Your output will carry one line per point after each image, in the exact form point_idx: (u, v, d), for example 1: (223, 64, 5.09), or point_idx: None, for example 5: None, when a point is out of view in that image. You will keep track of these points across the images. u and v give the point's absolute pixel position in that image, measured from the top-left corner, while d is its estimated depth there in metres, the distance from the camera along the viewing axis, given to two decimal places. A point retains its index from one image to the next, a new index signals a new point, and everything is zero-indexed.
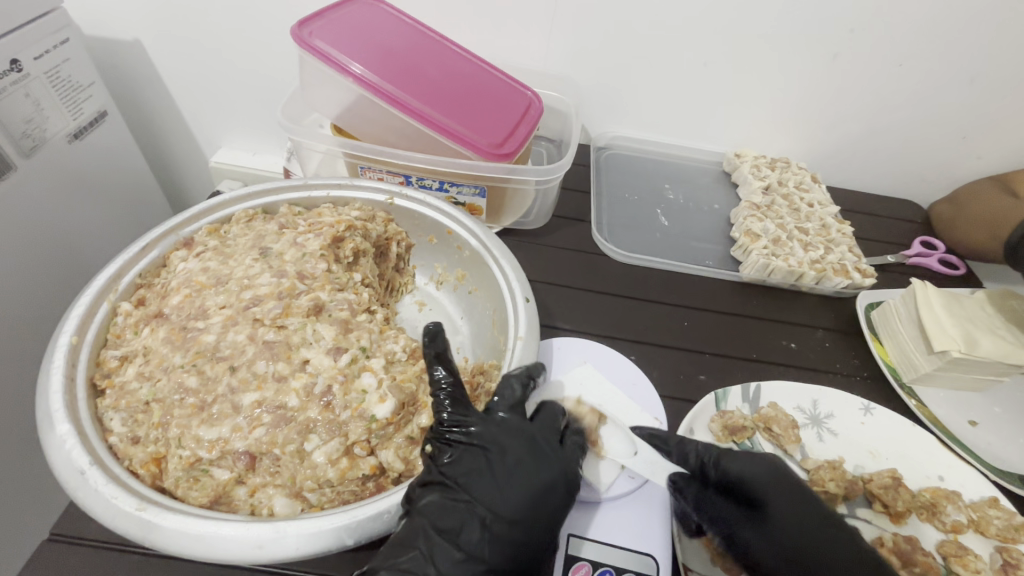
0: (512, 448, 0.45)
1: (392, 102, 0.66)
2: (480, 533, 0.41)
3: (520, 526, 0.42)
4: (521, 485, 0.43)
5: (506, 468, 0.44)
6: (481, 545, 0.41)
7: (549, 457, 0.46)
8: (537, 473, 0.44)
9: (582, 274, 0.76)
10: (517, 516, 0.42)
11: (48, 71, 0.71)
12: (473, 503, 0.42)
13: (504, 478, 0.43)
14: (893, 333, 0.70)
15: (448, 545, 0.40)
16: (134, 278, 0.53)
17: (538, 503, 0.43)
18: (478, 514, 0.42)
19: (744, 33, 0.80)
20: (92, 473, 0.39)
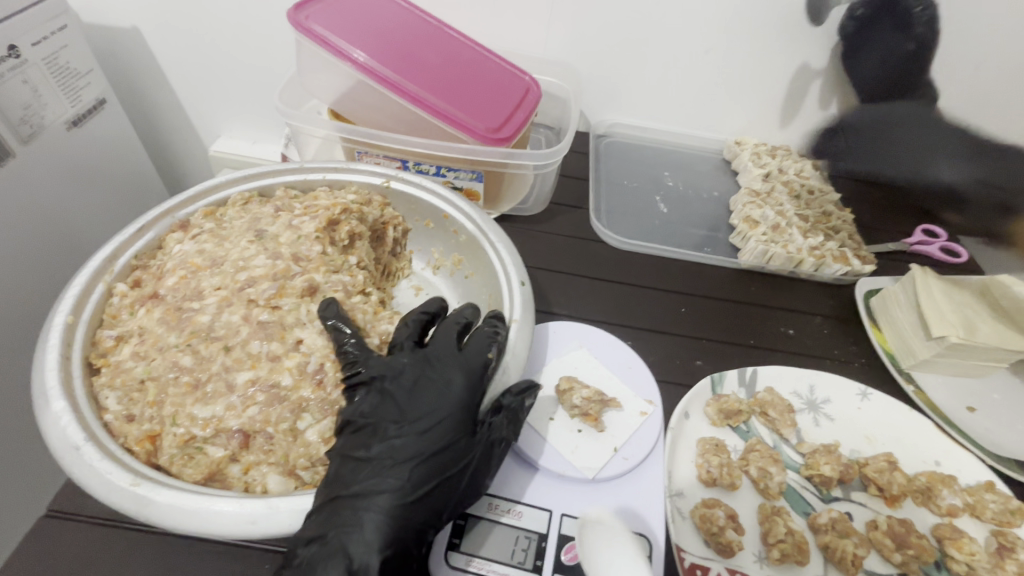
0: (409, 370, 0.45)
1: (389, 86, 0.66)
2: (389, 450, 0.41)
3: (428, 436, 0.42)
4: (424, 399, 0.44)
5: (406, 389, 0.44)
6: (393, 460, 0.41)
7: (447, 368, 0.46)
8: (441, 386, 0.45)
9: (580, 260, 0.76)
10: (424, 428, 0.42)
11: (46, 57, 0.71)
12: (380, 424, 0.42)
13: (406, 399, 0.44)
14: (892, 319, 0.70)
15: (366, 466, 0.41)
16: (130, 260, 0.53)
17: (443, 409, 0.44)
18: (387, 436, 0.42)
19: (746, 19, 0.79)
20: (86, 449, 0.39)
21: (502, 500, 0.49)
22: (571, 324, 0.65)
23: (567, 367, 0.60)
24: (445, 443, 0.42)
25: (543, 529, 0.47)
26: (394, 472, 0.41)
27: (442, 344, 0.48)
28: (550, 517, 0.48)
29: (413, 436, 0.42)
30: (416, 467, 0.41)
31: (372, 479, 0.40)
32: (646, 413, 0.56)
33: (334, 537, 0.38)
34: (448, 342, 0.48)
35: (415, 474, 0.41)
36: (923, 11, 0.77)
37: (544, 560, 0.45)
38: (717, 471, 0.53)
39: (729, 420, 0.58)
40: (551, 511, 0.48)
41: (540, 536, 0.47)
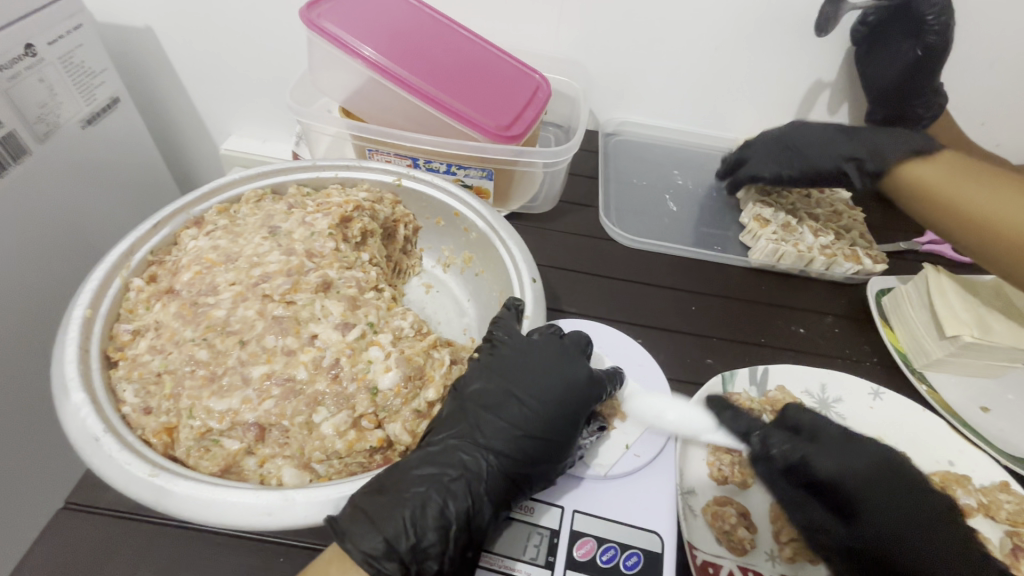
0: (533, 360, 0.49)
1: (402, 85, 0.66)
2: (505, 429, 0.45)
3: (543, 419, 0.46)
4: (550, 386, 0.47)
5: (534, 375, 0.48)
6: (508, 439, 0.45)
7: (558, 357, 0.49)
8: (563, 372, 0.48)
9: (590, 258, 0.76)
10: (539, 411, 0.46)
11: (62, 57, 0.72)
12: (496, 406, 0.46)
13: (536, 383, 0.47)
14: (904, 318, 0.69)
15: (476, 442, 0.44)
16: (146, 255, 0.53)
17: (553, 394, 0.47)
18: (501, 416, 0.46)
19: (757, 18, 0.79)
20: (106, 439, 0.40)
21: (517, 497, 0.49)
22: (581, 321, 0.65)
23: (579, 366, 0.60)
24: (555, 424, 0.46)
25: (555, 525, 0.47)
26: (511, 449, 0.45)
27: (547, 334, 0.52)
28: (561, 513, 0.48)
29: (527, 416, 0.46)
30: (530, 446, 0.45)
31: (484, 455, 0.44)
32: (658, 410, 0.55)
33: (432, 500, 0.41)
34: (577, 344, 0.52)
35: (530, 452, 0.45)
36: (935, 19, 0.72)
37: (556, 556, 0.45)
38: (728, 468, 0.53)
39: None
40: (563, 508, 0.48)
41: (551, 531, 0.47)
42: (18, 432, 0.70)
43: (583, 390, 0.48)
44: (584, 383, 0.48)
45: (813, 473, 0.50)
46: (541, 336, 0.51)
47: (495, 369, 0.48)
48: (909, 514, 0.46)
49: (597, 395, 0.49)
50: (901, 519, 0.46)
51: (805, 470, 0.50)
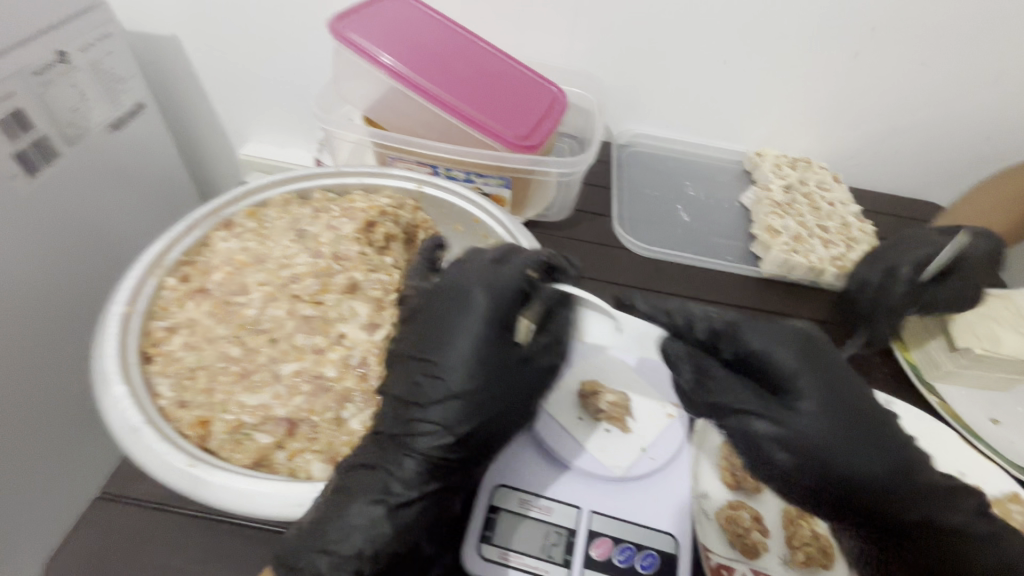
0: (433, 320, 0.48)
1: (424, 94, 0.68)
2: (431, 409, 0.45)
3: (457, 387, 0.45)
4: (454, 340, 0.46)
5: (437, 334, 0.47)
6: (431, 417, 0.45)
7: (463, 315, 0.47)
8: (460, 326, 0.47)
9: (604, 266, 0.78)
10: (449, 378, 0.45)
11: (93, 62, 0.75)
12: (416, 386, 0.46)
13: (444, 344, 0.47)
14: (915, 329, 0.71)
15: (400, 433, 0.45)
16: (179, 256, 0.55)
17: (467, 357, 0.46)
18: (427, 396, 0.45)
19: (766, 34, 0.81)
20: (146, 431, 0.41)
21: (532, 497, 0.50)
22: None
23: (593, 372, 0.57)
24: (474, 392, 0.45)
25: (572, 524, 0.48)
26: (435, 421, 0.45)
27: (431, 289, 0.50)
28: (579, 514, 0.49)
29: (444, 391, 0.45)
30: (454, 423, 0.45)
31: (409, 441, 0.45)
32: (673, 415, 0.55)
33: (365, 498, 0.43)
34: (469, 279, 0.49)
35: (454, 428, 0.45)
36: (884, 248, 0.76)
37: (574, 555, 0.47)
38: (741, 473, 0.53)
39: None
40: (580, 508, 0.49)
41: (569, 531, 0.48)
42: (38, 428, 0.71)
43: (789, 365, 0.47)
44: (495, 343, 0.47)
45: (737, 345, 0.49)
46: (462, 282, 0.49)
47: (422, 342, 0.47)
48: (855, 408, 0.46)
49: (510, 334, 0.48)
50: (850, 404, 0.46)
51: (732, 341, 0.49)
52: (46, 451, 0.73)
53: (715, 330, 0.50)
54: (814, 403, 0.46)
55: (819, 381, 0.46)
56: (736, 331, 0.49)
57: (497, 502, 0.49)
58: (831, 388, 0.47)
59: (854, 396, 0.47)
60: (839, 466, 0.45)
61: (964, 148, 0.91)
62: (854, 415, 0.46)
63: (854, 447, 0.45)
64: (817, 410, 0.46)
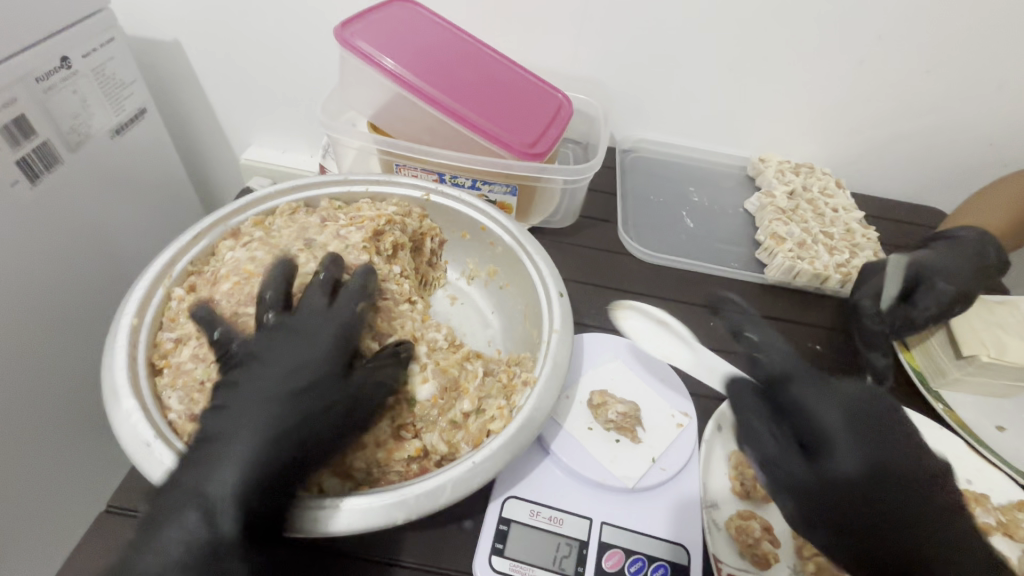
0: (276, 345, 0.46)
1: (429, 101, 0.68)
2: (260, 424, 0.41)
3: (268, 408, 0.42)
4: (277, 364, 0.44)
5: (269, 356, 0.45)
6: (256, 432, 0.41)
7: (327, 328, 0.47)
8: (296, 352, 0.45)
9: (610, 273, 0.78)
10: (267, 397, 0.43)
11: (95, 68, 0.74)
12: (308, 395, 0.43)
13: (265, 367, 0.44)
14: (922, 336, 0.71)
15: (232, 440, 0.41)
16: (186, 266, 0.55)
17: (308, 366, 0.45)
18: (272, 409, 0.42)
19: (769, 40, 0.82)
20: (157, 446, 0.41)
21: (543, 508, 0.50)
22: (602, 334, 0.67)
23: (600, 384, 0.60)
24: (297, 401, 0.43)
25: (584, 536, 0.49)
26: (273, 446, 0.41)
27: (309, 308, 0.48)
28: (590, 525, 0.49)
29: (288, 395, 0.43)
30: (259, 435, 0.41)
31: (235, 458, 0.40)
32: (682, 425, 0.57)
33: (188, 512, 0.37)
34: (317, 315, 0.48)
35: (284, 438, 0.42)
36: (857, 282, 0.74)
37: (585, 567, 0.47)
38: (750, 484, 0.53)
39: None
40: (591, 520, 0.50)
41: (580, 543, 0.48)
42: (43, 439, 0.70)
43: (834, 427, 0.48)
44: (327, 350, 0.46)
45: (783, 395, 0.50)
46: (322, 315, 0.48)
47: (249, 356, 0.45)
48: (897, 454, 0.47)
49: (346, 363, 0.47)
50: (881, 450, 0.47)
51: (784, 391, 0.50)
52: (52, 462, 0.72)
53: (781, 375, 0.51)
54: (850, 464, 0.46)
55: (836, 416, 0.48)
56: (786, 384, 0.50)
57: (508, 514, 0.49)
58: (868, 440, 0.47)
59: (900, 451, 0.47)
60: (887, 540, 0.44)
61: (968, 153, 0.91)
62: (868, 474, 0.45)
63: (888, 481, 0.45)
64: (844, 475, 0.46)
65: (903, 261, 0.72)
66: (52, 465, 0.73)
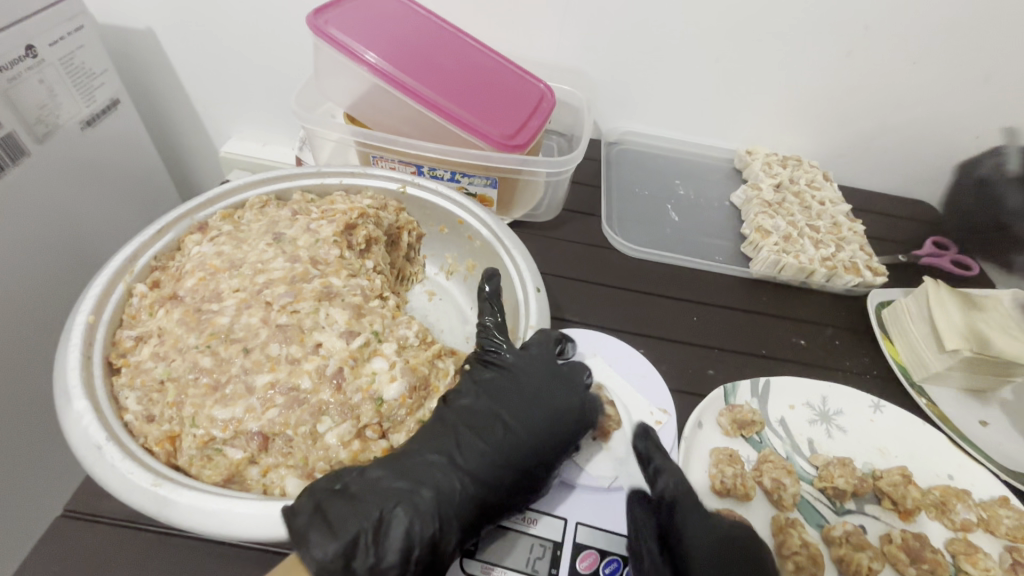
0: (536, 378, 0.50)
1: (407, 92, 0.66)
2: (482, 454, 0.45)
3: (528, 436, 0.47)
4: (539, 408, 0.48)
5: (529, 391, 0.49)
6: (484, 461, 0.45)
7: (560, 391, 0.49)
8: (551, 398, 0.49)
9: (592, 267, 0.76)
10: (525, 430, 0.47)
11: (63, 57, 0.72)
12: (450, 441, 0.45)
13: (527, 399, 0.49)
14: (904, 331, 0.70)
15: (445, 479, 0.43)
16: (150, 261, 0.53)
17: (536, 428, 0.47)
18: (461, 451, 0.44)
19: (756, 31, 0.80)
20: (108, 448, 0.39)
21: None
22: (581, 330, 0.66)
23: None
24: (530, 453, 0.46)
25: (558, 537, 0.48)
26: (486, 474, 0.44)
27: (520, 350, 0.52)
28: (564, 525, 0.48)
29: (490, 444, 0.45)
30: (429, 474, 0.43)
31: (458, 475, 0.43)
32: (660, 423, 0.57)
33: (399, 522, 0.39)
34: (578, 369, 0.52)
35: (504, 482, 0.45)
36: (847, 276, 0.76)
37: (559, 569, 0.46)
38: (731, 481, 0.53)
39: (742, 431, 0.59)
40: (566, 520, 0.49)
41: (554, 543, 0.47)
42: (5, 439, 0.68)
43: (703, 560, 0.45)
44: (581, 414, 0.49)
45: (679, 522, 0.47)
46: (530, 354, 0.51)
47: (489, 408, 0.47)
48: None
49: (590, 423, 0.49)
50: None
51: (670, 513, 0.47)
52: (14, 463, 0.70)
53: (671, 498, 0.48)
54: None
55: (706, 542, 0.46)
56: (674, 509, 0.48)
57: None
58: (697, 528, 0.47)
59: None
60: None
61: (954, 146, 0.91)
62: None
63: None
64: None
65: (856, 245, 0.80)
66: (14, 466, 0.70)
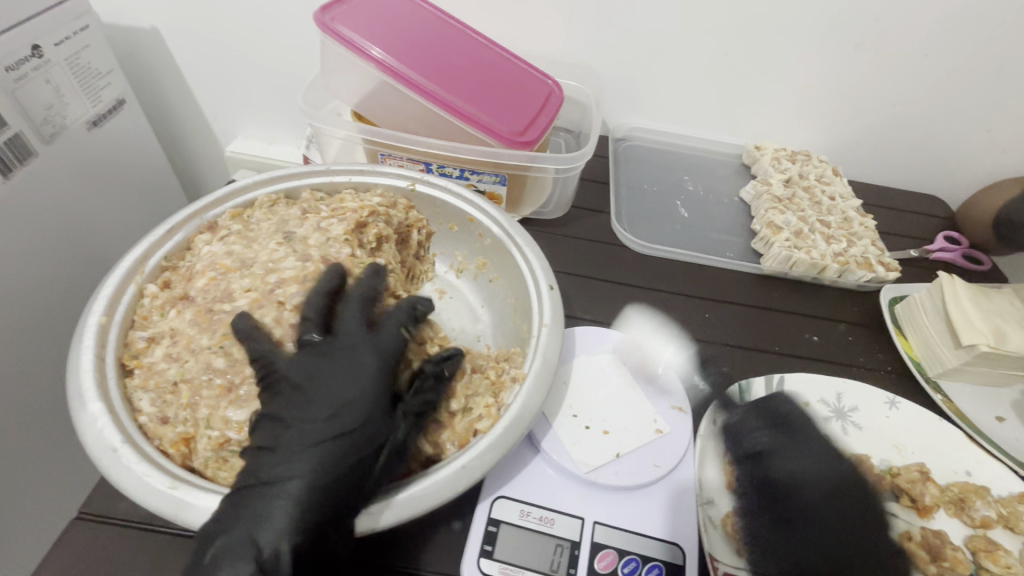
0: (324, 354, 0.45)
1: (416, 89, 0.66)
2: (297, 442, 0.41)
3: (327, 415, 0.42)
4: (334, 384, 0.43)
5: (330, 368, 0.44)
6: (302, 450, 0.40)
7: (339, 357, 0.44)
8: (337, 372, 0.44)
9: (602, 264, 0.76)
10: (317, 410, 0.42)
11: (68, 57, 0.71)
12: (268, 433, 0.41)
13: (335, 377, 0.43)
14: (918, 326, 0.69)
15: (270, 477, 0.39)
16: (160, 261, 0.53)
17: (333, 403, 0.42)
18: (277, 444, 0.40)
19: (766, 25, 0.79)
20: (124, 451, 0.39)
21: (534, 508, 0.49)
22: (588, 327, 0.64)
23: (590, 382, 0.58)
24: (330, 428, 0.41)
25: (575, 536, 0.47)
26: (314, 459, 0.40)
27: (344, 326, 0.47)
28: (582, 525, 0.48)
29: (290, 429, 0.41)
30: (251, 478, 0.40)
31: (285, 468, 0.39)
32: (663, 432, 0.55)
33: (241, 531, 0.37)
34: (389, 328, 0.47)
35: (336, 460, 0.40)
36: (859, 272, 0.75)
37: (577, 568, 0.46)
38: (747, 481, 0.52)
39: None
40: (583, 519, 0.48)
41: (572, 543, 0.47)
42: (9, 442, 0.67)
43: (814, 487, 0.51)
44: (364, 379, 0.43)
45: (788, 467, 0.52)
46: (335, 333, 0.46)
47: (289, 390, 0.43)
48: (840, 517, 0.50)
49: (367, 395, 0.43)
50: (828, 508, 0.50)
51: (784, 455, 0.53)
52: (17, 467, 0.69)
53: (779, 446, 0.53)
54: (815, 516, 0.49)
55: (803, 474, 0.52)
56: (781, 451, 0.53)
57: (497, 514, 0.48)
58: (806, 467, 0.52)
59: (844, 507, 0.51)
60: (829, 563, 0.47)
61: (966, 140, 0.90)
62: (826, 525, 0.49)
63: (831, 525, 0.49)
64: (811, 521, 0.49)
65: (867, 241, 0.79)
66: (18, 470, 0.69)
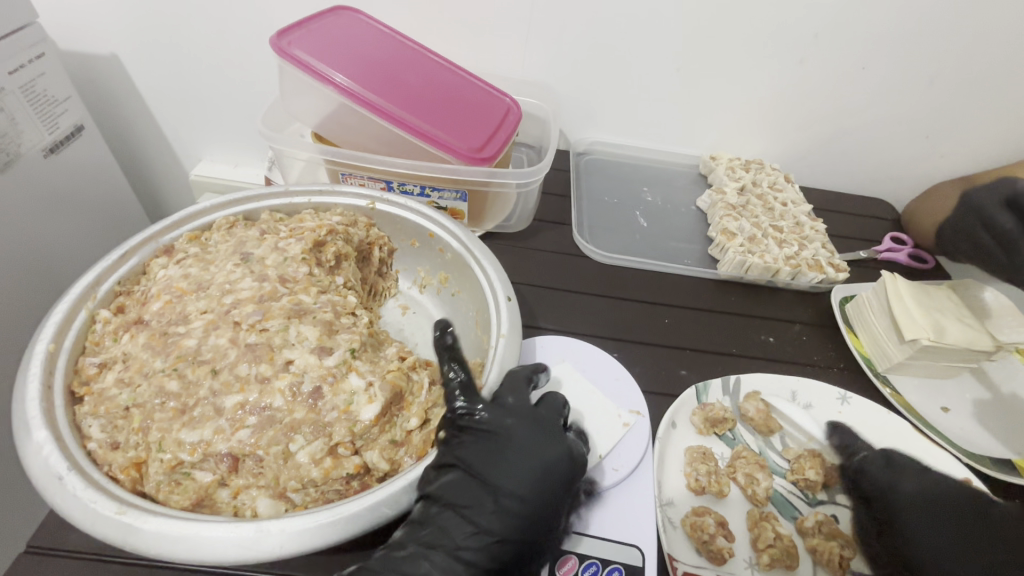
0: (517, 430, 0.47)
1: (375, 110, 0.67)
2: (496, 507, 0.43)
3: (541, 492, 0.45)
4: (530, 464, 0.45)
5: (519, 449, 0.46)
6: (499, 518, 0.43)
7: (527, 429, 0.47)
8: (542, 452, 0.46)
9: (564, 274, 0.77)
10: (526, 487, 0.44)
11: (23, 86, 0.71)
12: (462, 488, 0.44)
13: (516, 460, 0.45)
14: (866, 324, 0.72)
15: (466, 536, 0.42)
16: (114, 286, 0.53)
17: (540, 475, 0.45)
18: (507, 463, 0.45)
19: (714, 41, 0.83)
20: (70, 478, 0.39)
21: None
22: (551, 336, 0.67)
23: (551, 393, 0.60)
24: (576, 470, 0.47)
25: None
26: (504, 530, 0.43)
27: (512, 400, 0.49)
28: None
29: (565, 454, 0.47)
30: (534, 490, 0.44)
31: (473, 529, 0.42)
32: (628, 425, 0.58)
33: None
34: (556, 410, 0.51)
35: (523, 537, 0.43)
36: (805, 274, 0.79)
37: None
38: (705, 479, 0.55)
39: (714, 429, 0.60)
40: None
41: None
42: None
43: None
44: (566, 470, 0.47)
45: None
46: (511, 411, 0.48)
47: (474, 457, 0.45)
48: None
49: (578, 475, 0.48)
50: None
51: None
52: None
53: None
54: None
55: None
56: None
57: None
58: None
59: None
60: None
61: (908, 146, 0.95)
62: None
63: None
64: None
65: (817, 244, 0.82)
66: None
